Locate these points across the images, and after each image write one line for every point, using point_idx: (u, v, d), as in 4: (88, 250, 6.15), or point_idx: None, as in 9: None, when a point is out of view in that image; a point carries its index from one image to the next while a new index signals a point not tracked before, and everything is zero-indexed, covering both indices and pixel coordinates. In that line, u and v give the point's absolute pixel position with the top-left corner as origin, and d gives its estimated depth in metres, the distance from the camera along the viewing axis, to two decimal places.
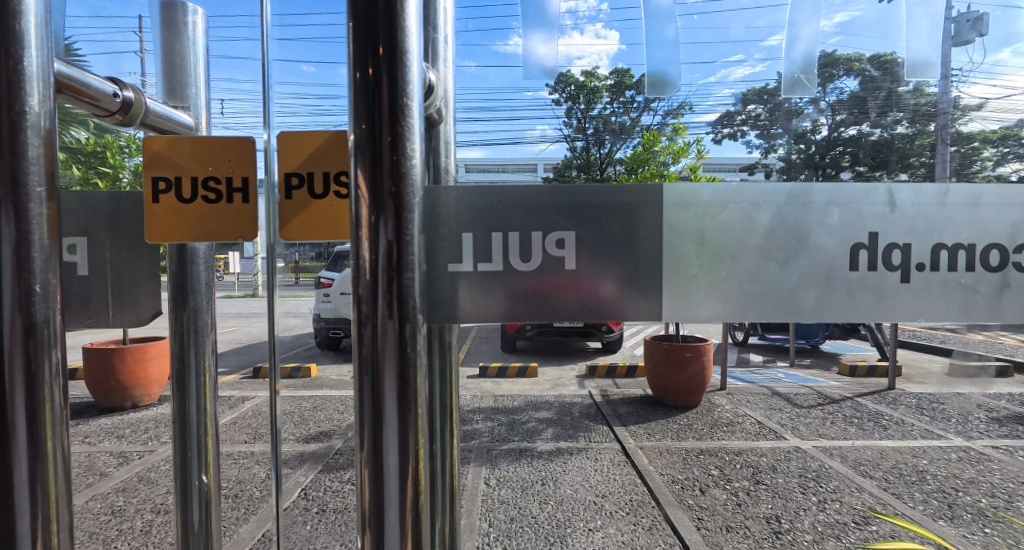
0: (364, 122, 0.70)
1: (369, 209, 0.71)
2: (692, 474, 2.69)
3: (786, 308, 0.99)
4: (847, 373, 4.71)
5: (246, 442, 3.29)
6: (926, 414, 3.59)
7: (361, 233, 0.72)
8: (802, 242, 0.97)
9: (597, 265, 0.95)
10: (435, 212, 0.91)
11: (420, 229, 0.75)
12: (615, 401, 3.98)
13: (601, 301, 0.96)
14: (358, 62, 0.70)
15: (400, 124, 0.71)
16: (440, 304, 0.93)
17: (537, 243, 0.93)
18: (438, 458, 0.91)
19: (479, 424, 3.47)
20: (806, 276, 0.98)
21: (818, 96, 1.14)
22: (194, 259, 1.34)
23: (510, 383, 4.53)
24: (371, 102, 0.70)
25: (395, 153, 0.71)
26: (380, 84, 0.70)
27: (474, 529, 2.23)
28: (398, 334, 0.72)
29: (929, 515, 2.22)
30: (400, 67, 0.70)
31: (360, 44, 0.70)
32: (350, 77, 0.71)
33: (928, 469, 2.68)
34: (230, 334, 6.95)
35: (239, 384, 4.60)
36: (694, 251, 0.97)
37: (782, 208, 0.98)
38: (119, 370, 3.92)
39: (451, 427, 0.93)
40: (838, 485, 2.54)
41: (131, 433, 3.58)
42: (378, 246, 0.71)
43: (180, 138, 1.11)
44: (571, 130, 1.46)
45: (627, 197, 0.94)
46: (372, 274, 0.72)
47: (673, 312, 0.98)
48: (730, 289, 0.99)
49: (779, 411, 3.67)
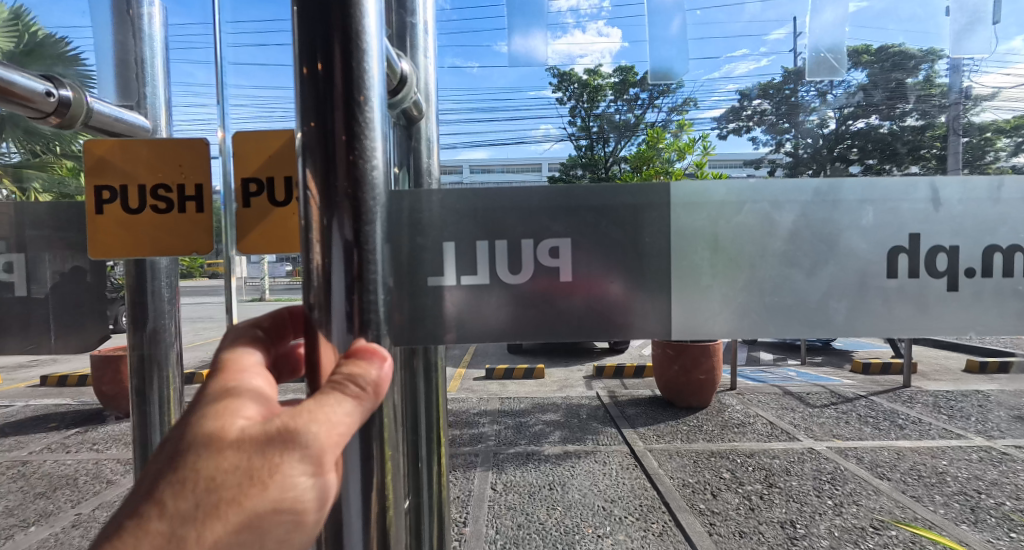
0: (314, 122, 0.66)
1: (320, 213, 0.66)
2: (703, 477, 2.64)
3: (819, 318, 0.94)
4: (861, 371, 4.63)
5: None
6: (943, 413, 3.50)
7: (311, 236, 0.67)
8: (832, 245, 0.93)
9: (595, 273, 0.91)
10: (423, 219, 0.89)
11: (381, 238, 0.70)
12: (623, 402, 3.93)
13: (608, 302, 0.92)
14: (305, 58, 0.66)
15: (356, 123, 0.67)
16: (424, 317, 0.91)
17: (529, 251, 0.90)
18: (425, 476, 0.97)
19: (486, 427, 3.44)
20: (834, 284, 0.93)
21: (825, 89, 1.11)
22: (156, 274, 1.30)
23: (517, 384, 4.50)
24: (322, 100, 0.65)
25: (351, 153, 0.67)
26: (332, 80, 0.66)
27: (481, 536, 2.19)
28: (358, 348, 0.67)
29: (950, 519, 2.15)
30: (357, 60, 0.66)
31: (307, 39, 0.66)
32: (299, 74, 0.67)
33: (948, 470, 2.61)
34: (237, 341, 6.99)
35: None
36: (707, 256, 0.93)
37: (808, 208, 0.93)
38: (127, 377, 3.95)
39: (440, 438, 0.99)
40: (854, 488, 2.48)
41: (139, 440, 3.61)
42: (330, 248, 0.67)
43: (137, 140, 1.07)
44: (577, 130, 1.40)
45: (630, 197, 0.90)
46: (322, 279, 0.67)
47: (685, 321, 0.94)
48: (748, 299, 0.94)
49: (790, 411, 3.60)
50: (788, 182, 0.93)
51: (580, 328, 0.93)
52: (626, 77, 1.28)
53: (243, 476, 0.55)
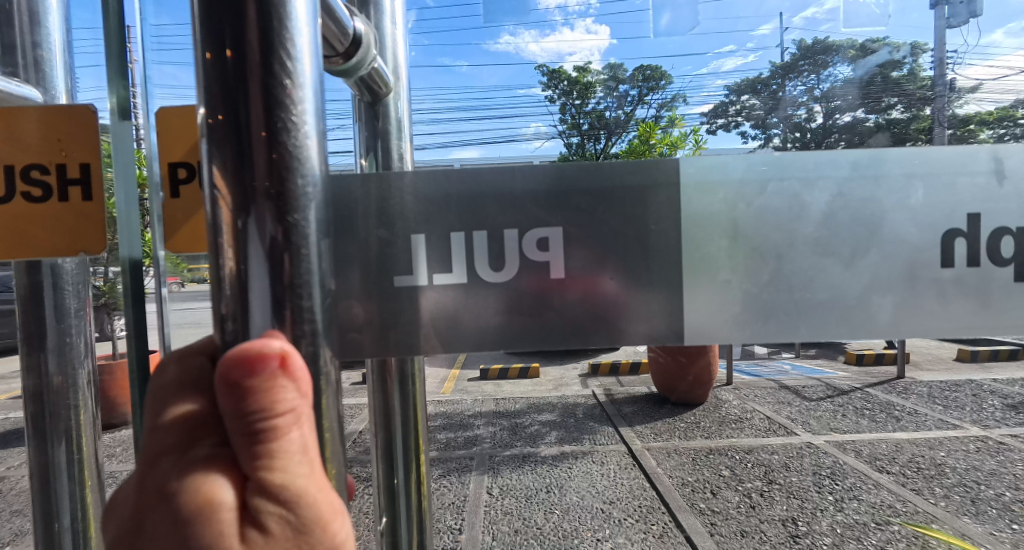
0: (222, 111, 0.54)
1: (236, 219, 0.54)
2: (702, 475, 2.61)
3: (860, 315, 0.90)
4: (854, 363, 4.63)
5: None
6: (938, 404, 3.50)
7: (222, 241, 0.55)
8: (875, 228, 0.88)
9: (590, 264, 0.86)
10: (394, 210, 0.85)
11: (319, 238, 0.59)
12: (619, 400, 3.90)
13: (603, 299, 0.87)
14: (207, 37, 0.53)
15: (281, 111, 0.55)
16: (397, 322, 0.87)
17: (513, 244, 0.85)
18: (403, 494, 0.92)
19: (481, 429, 3.39)
20: (876, 276, 0.89)
21: (813, 85, 1.08)
22: (59, 282, 1.14)
23: (512, 385, 4.44)
24: (232, 86, 0.53)
25: (273, 150, 0.55)
26: (245, 62, 0.53)
27: (477, 542, 2.14)
28: None
29: (951, 512, 2.13)
30: (279, 34, 0.54)
31: (211, 13, 0.53)
32: (203, 59, 0.54)
33: (947, 461, 2.59)
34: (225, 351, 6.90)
35: None
36: (725, 246, 0.88)
37: (844, 185, 0.88)
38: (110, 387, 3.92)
39: (417, 454, 0.95)
40: (854, 482, 2.46)
41: (123, 451, 3.54)
42: (247, 256, 0.54)
43: (25, 115, 1.02)
44: (565, 127, 1.36)
45: (633, 179, 0.86)
46: (235, 291, 0.54)
47: (695, 320, 0.90)
48: (775, 297, 0.90)
49: (787, 405, 3.58)
50: (819, 156, 0.87)
51: (577, 327, 0.88)
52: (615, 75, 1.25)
53: None
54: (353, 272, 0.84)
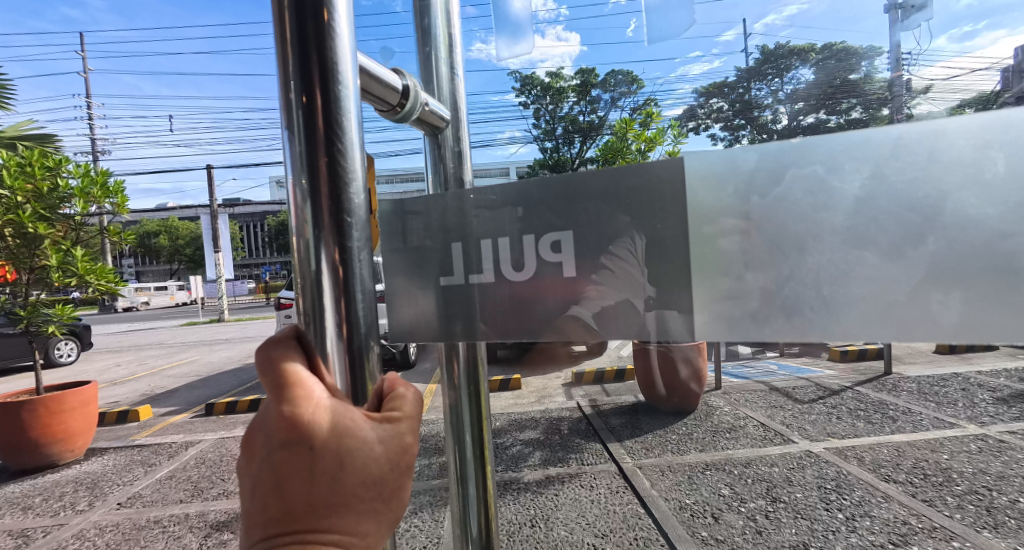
0: (300, 150, 0.74)
1: (310, 232, 0.74)
2: None
3: (913, 315, 0.71)
4: None
5: (182, 501, 2.98)
6: None
7: (302, 250, 0.75)
8: (930, 214, 0.70)
9: (591, 264, 0.89)
10: (456, 222, 1.00)
11: (363, 248, 0.78)
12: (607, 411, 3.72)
13: (582, 300, 0.90)
14: (297, 91, 0.74)
15: (340, 156, 0.75)
16: (456, 309, 1.01)
17: (530, 247, 0.93)
18: (471, 466, 1.13)
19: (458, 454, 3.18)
20: (936, 270, 0.70)
21: (777, 87, 1.02)
22: None
23: (493, 398, 4.20)
24: (307, 126, 0.73)
25: (333, 175, 0.74)
26: (315, 108, 0.73)
27: None
28: (345, 354, 0.74)
29: None
30: (333, 82, 0.74)
31: (298, 76, 0.74)
32: (288, 103, 0.75)
33: None
34: (184, 378, 6.52)
35: (188, 436, 4.21)
36: (738, 239, 0.80)
37: (884, 164, 0.72)
38: (31, 425, 3.77)
39: (484, 432, 1.13)
40: (862, 496, 2.30)
41: (42, 503, 3.19)
42: (320, 262, 0.74)
43: None
44: (540, 133, 1.22)
45: (634, 180, 0.85)
46: (315, 290, 0.74)
47: (719, 324, 0.83)
48: (798, 291, 0.78)
49: None
50: (849, 135, 0.73)
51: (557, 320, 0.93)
52: (588, 80, 1.19)
53: (402, 467, 0.66)
54: (404, 276, 1.05)
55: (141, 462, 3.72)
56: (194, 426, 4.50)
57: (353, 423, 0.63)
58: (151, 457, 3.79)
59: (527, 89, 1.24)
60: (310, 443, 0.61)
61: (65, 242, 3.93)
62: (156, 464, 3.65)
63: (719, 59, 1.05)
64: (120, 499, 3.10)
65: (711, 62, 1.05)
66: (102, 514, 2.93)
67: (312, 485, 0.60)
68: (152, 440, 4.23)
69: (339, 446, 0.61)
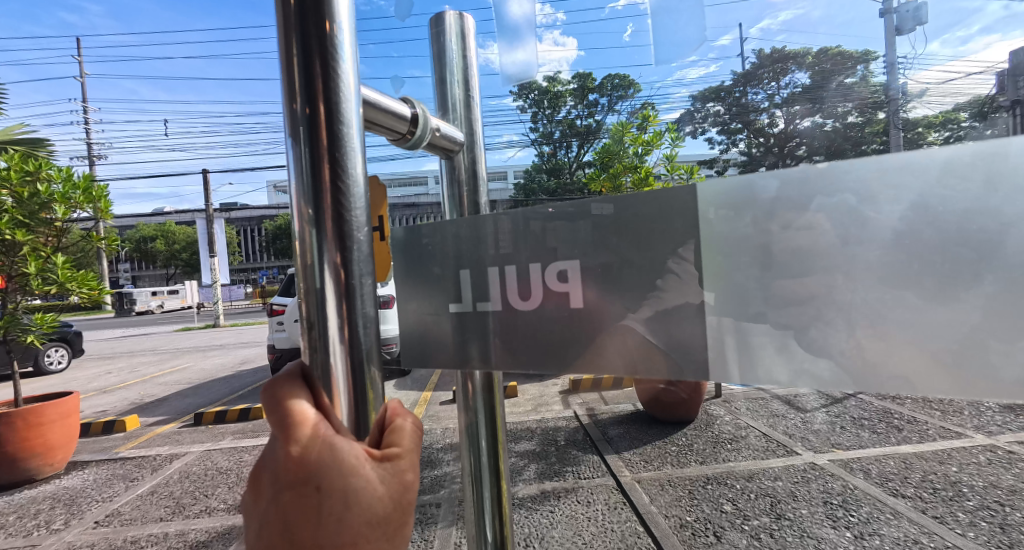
0: (302, 165, 0.65)
1: (312, 254, 0.65)
2: (702, 513, 2.51)
3: (965, 364, 0.63)
4: None
5: (162, 519, 2.89)
6: None
7: (302, 273, 0.66)
8: (988, 251, 0.61)
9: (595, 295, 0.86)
10: (469, 251, 0.98)
11: (367, 270, 0.69)
12: (605, 422, 3.71)
13: (588, 331, 0.88)
14: (297, 101, 0.65)
15: (341, 179, 0.66)
16: (469, 333, 1.00)
17: (538, 276, 0.91)
18: (487, 485, 1.07)
19: (450, 468, 3.12)
20: (994, 314, 0.61)
21: (773, 92, 0.96)
22: None
23: None
24: (309, 138, 0.65)
25: (337, 193, 0.65)
26: (315, 118, 0.64)
27: None
28: (348, 388, 0.65)
29: None
30: (332, 90, 0.65)
31: (298, 84, 0.65)
32: (288, 113, 0.66)
33: None
34: (176, 386, 6.45)
35: (174, 448, 4.12)
36: (756, 274, 0.74)
37: (929, 192, 0.63)
38: (10, 440, 3.69)
39: (499, 448, 1.08)
40: (871, 513, 2.22)
41: (16, 522, 3.09)
42: (321, 281, 0.65)
43: None
44: (539, 137, 1.19)
45: (645, 209, 0.81)
46: (314, 317, 0.65)
47: (739, 365, 0.77)
48: (827, 333, 0.71)
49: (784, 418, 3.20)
50: (881, 161, 0.65)
51: (563, 352, 0.91)
52: (585, 84, 1.12)
53: (405, 506, 0.57)
54: (417, 301, 1.05)
55: (123, 476, 3.62)
56: (181, 437, 4.41)
57: (356, 458, 0.55)
58: (134, 471, 3.69)
59: (525, 94, 1.15)
60: (317, 482, 0.53)
61: (45, 248, 3.85)
62: (138, 478, 3.56)
63: (715, 63, 0.93)
64: (97, 517, 3.01)
65: (708, 66, 0.94)
66: (77, 533, 2.84)
67: (316, 527, 0.52)
68: (136, 452, 4.13)
69: (344, 484, 0.53)
